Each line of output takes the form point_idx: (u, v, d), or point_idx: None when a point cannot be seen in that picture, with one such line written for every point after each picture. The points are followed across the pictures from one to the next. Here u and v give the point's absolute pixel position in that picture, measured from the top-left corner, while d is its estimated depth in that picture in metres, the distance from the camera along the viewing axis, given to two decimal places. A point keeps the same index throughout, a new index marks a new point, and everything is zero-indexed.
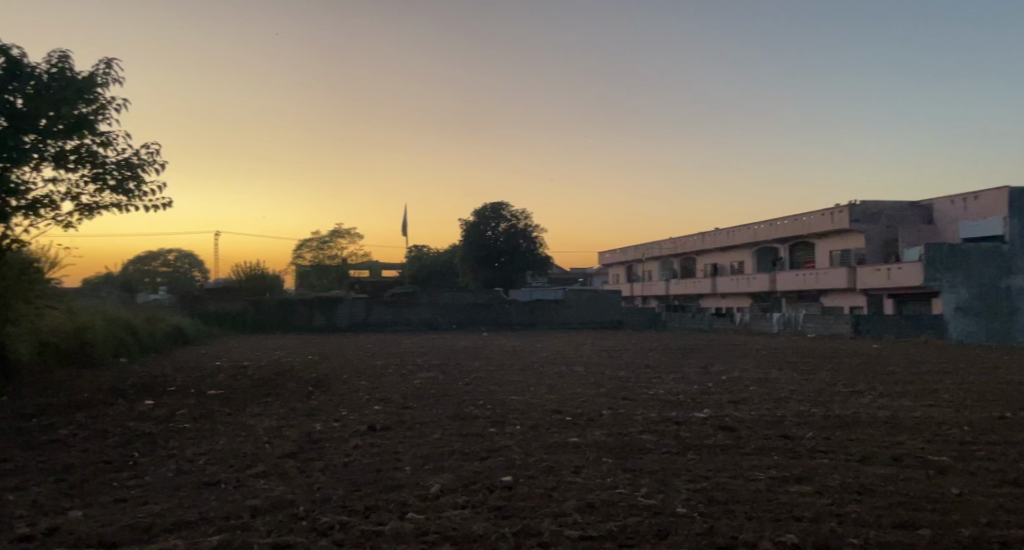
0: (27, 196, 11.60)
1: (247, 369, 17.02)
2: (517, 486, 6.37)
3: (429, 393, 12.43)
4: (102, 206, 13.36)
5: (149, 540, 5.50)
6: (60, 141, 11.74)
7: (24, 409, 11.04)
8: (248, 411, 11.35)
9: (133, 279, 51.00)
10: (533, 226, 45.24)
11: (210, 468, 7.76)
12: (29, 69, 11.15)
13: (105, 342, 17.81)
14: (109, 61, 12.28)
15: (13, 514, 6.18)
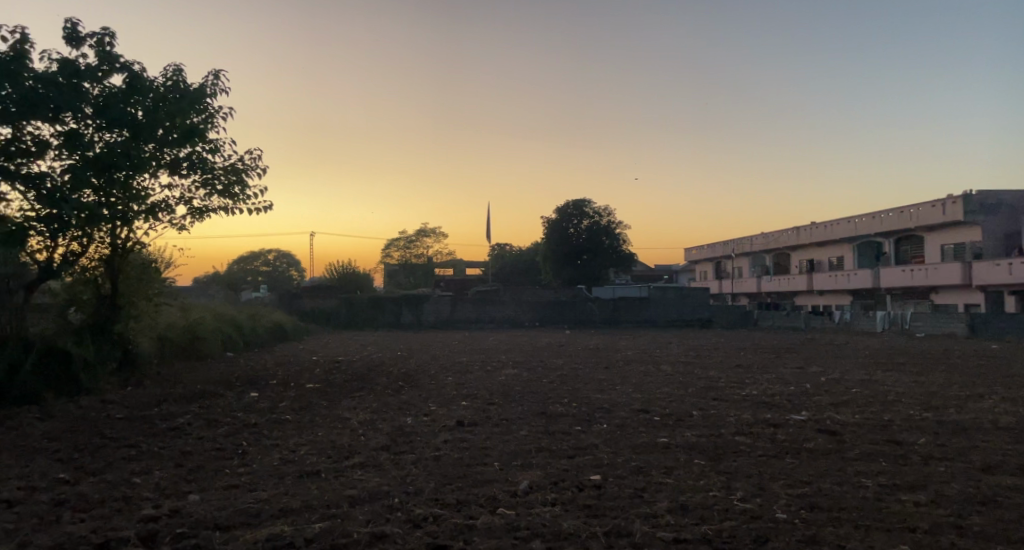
0: (146, 201, 12.48)
1: (341, 364, 17.66)
2: (607, 485, 6.34)
3: (515, 390, 12.54)
4: (211, 209, 14.20)
5: (260, 524, 5.83)
6: (174, 150, 12.57)
7: (146, 399, 11.89)
8: (343, 404, 11.80)
9: (235, 278, 53.89)
10: (617, 222, 44.75)
11: (311, 458, 8.14)
12: (149, 82, 12.00)
13: (214, 336, 18.94)
14: (217, 73, 13.08)
15: (140, 497, 6.68)
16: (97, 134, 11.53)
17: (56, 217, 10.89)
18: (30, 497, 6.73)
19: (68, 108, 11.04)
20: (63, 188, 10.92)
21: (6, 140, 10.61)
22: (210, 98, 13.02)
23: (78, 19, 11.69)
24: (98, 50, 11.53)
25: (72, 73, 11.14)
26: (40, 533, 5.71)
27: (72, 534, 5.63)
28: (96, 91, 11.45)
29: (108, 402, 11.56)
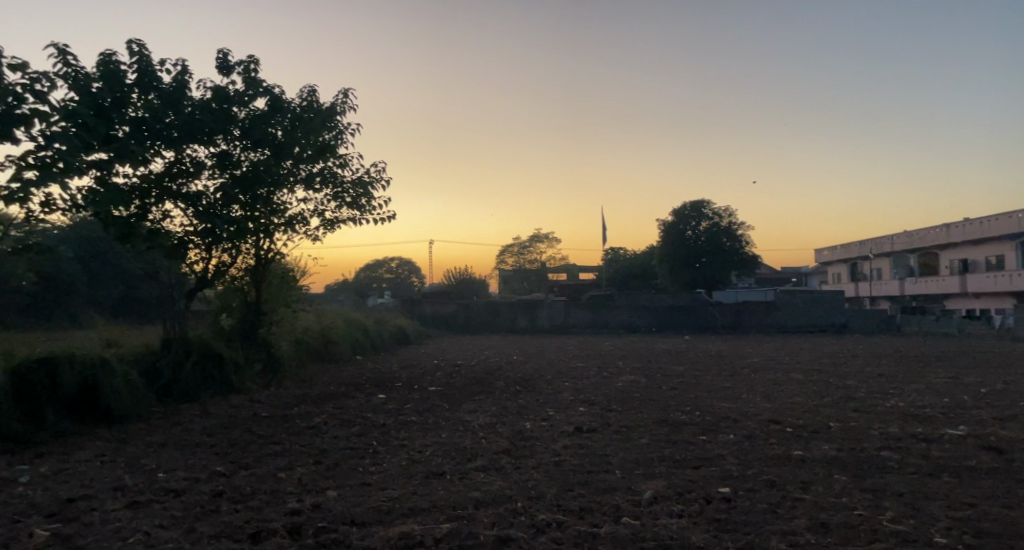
0: (285, 214, 13.38)
1: (461, 367, 18.13)
2: (737, 499, 6.10)
3: (633, 397, 12.37)
4: (341, 220, 15.00)
5: (392, 522, 6.07)
6: (308, 165, 13.39)
7: (286, 399, 12.71)
8: (464, 407, 12.09)
9: (360, 283, 56.65)
10: (738, 223, 43.09)
11: (436, 460, 8.38)
12: (287, 103, 12.87)
13: (343, 339, 19.99)
14: (347, 92, 13.82)
15: (285, 491, 7.13)
16: (243, 154, 12.49)
17: (210, 231, 11.90)
18: (192, 487, 7.35)
19: (219, 131, 12.02)
20: (216, 204, 11.90)
21: (169, 163, 11.74)
22: (340, 115, 13.77)
23: (229, 48, 12.73)
24: (244, 76, 12.49)
25: (223, 99, 12.13)
26: (202, 522, 6.22)
27: (229, 524, 6.09)
28: (243, 114, 12.39)
29: (254, 400, 12.45)
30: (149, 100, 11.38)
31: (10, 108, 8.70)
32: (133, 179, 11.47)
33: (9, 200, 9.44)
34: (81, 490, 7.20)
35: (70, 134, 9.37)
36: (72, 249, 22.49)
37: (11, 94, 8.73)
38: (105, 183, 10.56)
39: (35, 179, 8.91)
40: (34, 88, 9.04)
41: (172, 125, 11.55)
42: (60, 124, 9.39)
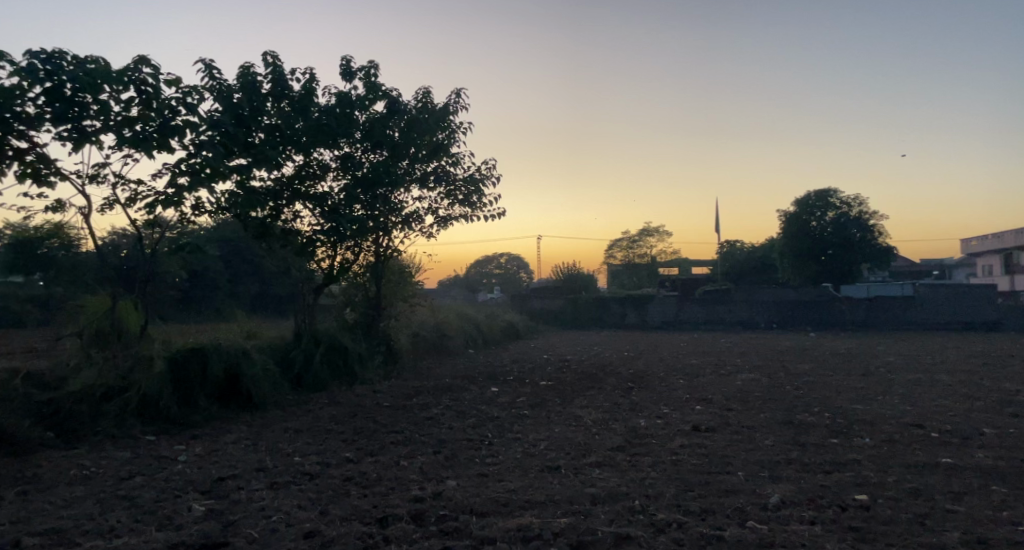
0: (402, 213, 13.87)
1: (571, 363, 18.12)
2: (877, 507, 5.71)
3: (753, 396, 11.88)
4: (454, 217, 15.32)
5: (511, 514, 6.13)
6: (422, 165, 13.80)
7: (404, 390, 13.16)
8: (576, 402, 12.04)
9: (472, 278, 57.91)
10: (870, 212, 40.37)
11: (551, 454, 8.39)
12: (404, 105, 13.31)
13: (457, 333, 20.48)
14: (459, 92, 14.11)
15: (408, 478, 7.37)
16: (364, 155, 13.05)
17: (334, 230, 12.55)
18: (324, 471, 7.75)
19: (343, 135, 12.64)
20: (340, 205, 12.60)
21: (299, 166, 12.46)
22: (453, 115, 14.07)
23: (351, 56, 13.35)
24: (365, 82, 13.03)
25: (346, 104, 12.72)
26: (335, 504, 6.54)
27: (358, 508, 6.38)
28: (364, 117, 12.93)
29: (376, 391, 12.98)
30: (282, 107, 12.12)
31: (166, 119, 9.52)
32: (267, 182, 12.26)
33: (165, 204, 10.32)
34: (229, 470, 7.76)
35: (215, 142, 10.12)
36: (215, 249, 24.34)
37: (167, 107, 9.56)
38: (244, 187, 11.35)
39: (186, 184, 9.71)
40: (186, 100, 9.84)
41: (301, 130, 12.24)
42: (207, 133, 10.18)
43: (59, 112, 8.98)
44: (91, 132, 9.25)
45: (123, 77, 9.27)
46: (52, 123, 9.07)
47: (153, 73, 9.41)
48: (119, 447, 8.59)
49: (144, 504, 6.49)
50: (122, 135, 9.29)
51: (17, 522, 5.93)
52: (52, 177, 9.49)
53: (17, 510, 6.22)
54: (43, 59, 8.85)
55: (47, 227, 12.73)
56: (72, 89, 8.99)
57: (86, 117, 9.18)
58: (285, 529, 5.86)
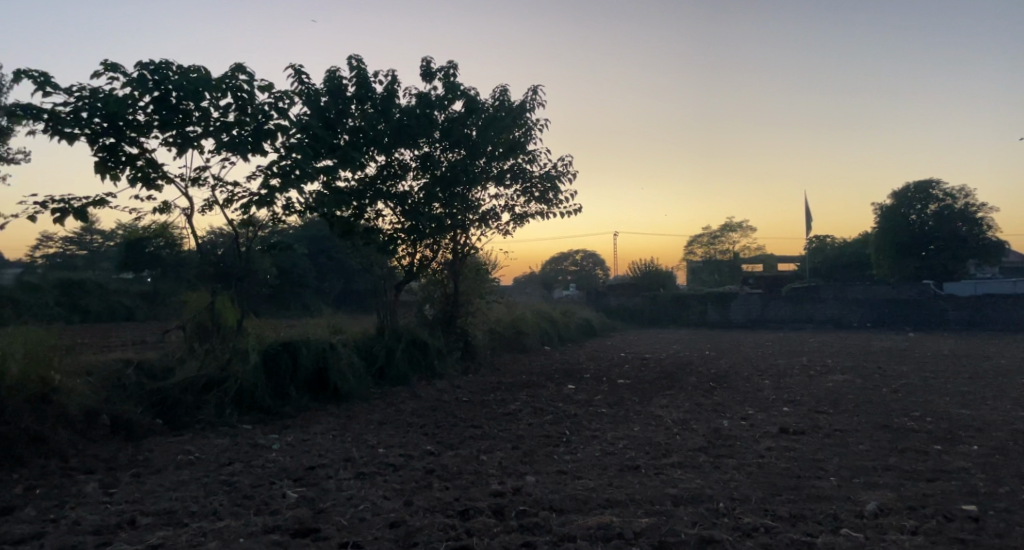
0: (479, 210, 13.98)
1: (650, 361, 17.89)
2: (987, 520, 5.36)
3: (845, 398, 11.39)
4: (530, 214, 15.34)
5: (590, 512, 6.08)
6: (500, 163, 13.87)
7: (482, 385, 13.28)
8: (656, 401, 11.85)
9: (548, 275, 58.04)
10: (977, 204, 37.87)
11: (631, 453, 8.28)
12: (482, 104, 13.43)
13: (534, 330, 20.53)
14: (536, 88, 14.10)
15: (488, 473, 7.44)
16: (443, 154, 13.26)
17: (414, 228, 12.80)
18: (407, 463, 7.92)
19: (423, 134, 12.87)
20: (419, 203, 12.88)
21: (381, 166, 12.79)
22: (530, 112, 14.08)
23: (431, 57, 13.59)
24: (444, 82, 13.23)
25: (426, 104, 12.94)
26: (419, 495, 6.67)
27: (441, 500, 6.49)
28: (443, 117, 13.12)
29: (455, 386, 13.17)
30: (365, 109, 12.45)
31: (260, 124, 9.94)
32: (352, 182, 12.62)
33: (259, 205, 10.78)
34: (318, 459, 8.05)
35: (304, 144, 10.50)
36: (304, 246, 25.30)
37: (260, 112, 9.98)
38: (330, 187, 11.72)
39: (277, 185, 10.11)
40: (278, 105, 10.26)
41: (384, 131, 12.54)
42: (296, 136, 10.57)
43: (165, 119, 9.52)
44: (193, 137, 9.76)
45: (222, 84, 9.74)
46: (159, 130, 9.62)
47: (248, 79, 9.85)
48: (217, 434, 9.05)
49: (241, 490, 6.81)
50: (220, 139, 9.76)
51: (130, 502, 6.33)
52: (159, 180, 10.07)
53: (130, 491, 6.64)
54: (152, 70, 9.41)
55: (154, 227, 13.52)
56: (177, 97, 9.51)
57: (189, 123, 9.69)
58: (371, 518, 6.03)
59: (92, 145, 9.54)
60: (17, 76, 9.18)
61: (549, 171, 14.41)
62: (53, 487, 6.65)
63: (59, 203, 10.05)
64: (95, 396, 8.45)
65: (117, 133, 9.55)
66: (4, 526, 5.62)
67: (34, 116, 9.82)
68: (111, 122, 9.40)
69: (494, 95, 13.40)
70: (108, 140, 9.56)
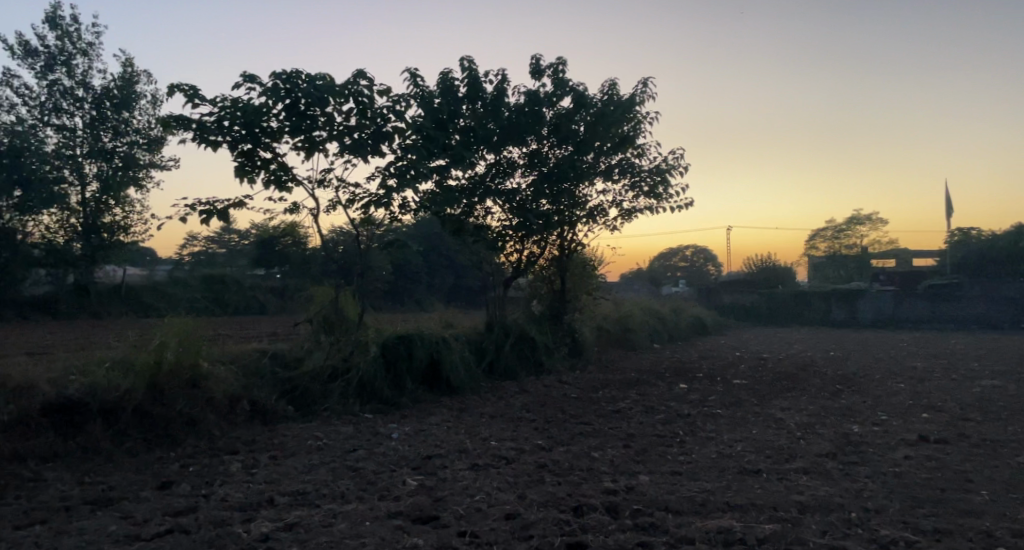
0: (587, 206, 13.89)
1: (768, 361, 17.14)
2: None
3: (993, 406, 10.44)
4: (639, 209, 15.08)
5: (709, 515, 5.91)
6: (609, 158, 13.71)
7: (592, 382, 13.20)
8: (776, 403, 11.35)
9: (659, 271, 56.82)
10: None
11: (751, 456, 7.98)
12: (590, 99, 13.32)
13: (643, 327, 20.18)
14: (645, 80, 13.83)
15: (601, 470, 7.39)
16: (552, 151, 13.28)
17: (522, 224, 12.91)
18: (520, 457, 8.01)
19: (531, 131, 12.96)
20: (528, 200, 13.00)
21: (490, 164, 13.02)
22: (639, 105, 13.83)
23: (541, 54, 13.64)
24: (554, 78, 13.23)
25: (535, 101, 13.01)
26: (533, 489, 6.73)
27: (554, 495, 6.51)
28: (551, 114, 13.14)
29: (563, 382, 13.18)
30: (476, 109, 12.71)
31: (379, 127, 10.35)
32: (462, 180, 12.95)
33: (377, 205, 11.23)
34: (435, 448, 8.29)
35: (419, 145, 10.84)
36: (418, 243, 26.05)
37: (379, 116, 10.37)
38: (441, 186, 12.04)
39: (394, 185, 10.48)
40: (395, 108, 10.64)
41: (494, 130, 12.75)
42: (411, 137, 10.93)
43: (295, 125, 10.10)
44: (319, 141, 10.28)
45: (344, 90, 10.20)
46: (290, 135, 10.22)
47: (368, 84, 10.28)
48: (341, 422, 9.51)
49: (366, 475, 7.13)
50: (342, 143, 10.23)
51: (267, 482, 6.77)
52: (290, 183, 10.69)
53: (267, 472, 7.11)
54: (284, 79, 9.99)
55: (283, 227, 14.40)
56: (305, 104, 10.05)
57: (315, 128, 10.23)
58: (487, 509, 6.14)
59: (233, 151, 10.27)
60: (170, 89, 10.03)
61: (659, 163, 14.05)
62: (202, 465, 7.22)
63: (204, 205, 10.90)
64: (236, 383, 9.10)
65: (254, 140, 10.22)
66: (165, 499, 6.17)
67: (184, 126, 10.69)
68: (249, 129, 10.07)
69: (606, 90, 13.30)
70: (245, 146, 10.25)
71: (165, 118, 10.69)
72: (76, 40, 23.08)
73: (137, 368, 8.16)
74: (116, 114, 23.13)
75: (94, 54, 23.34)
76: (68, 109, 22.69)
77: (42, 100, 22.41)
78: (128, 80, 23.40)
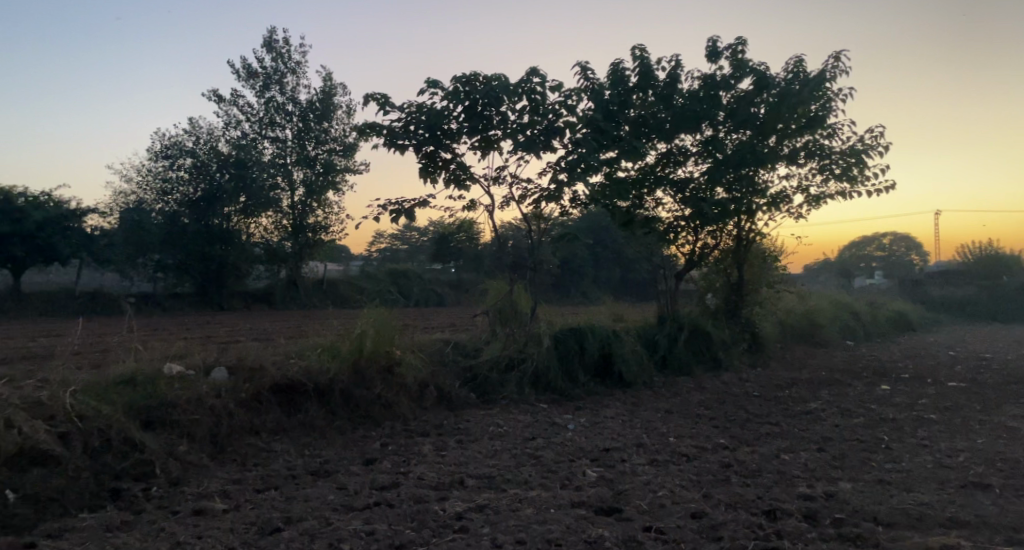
0: (768, 193, 13.15)
1: (990, 362, 15.20)
2: None
3: None
4: (829, 195, 14.00)
5: (929, 531, 5.36)
6: (794, 140, 12.85)
7: (778, 380, 12.49)
8: (1003, 411, 10.03)
9: (851, 262, 52.38)
10: None
11: (974, 468, 7.13)
12: (773, 79, 12.56)
13: (833, 323, 18.74)
14: (837, 54, 12.79)
15: (794, 474, 6.97)
16: (729, 136, 12.73)
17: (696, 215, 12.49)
18: (702, 455, 7.78)
19: (706, 117, 12.49)
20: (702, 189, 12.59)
21: (662, 154, 12.79)
22: (829, 81, 12.80)
23: (718, 36, 13.09)
24: (732, 60, 12.63)
25: (711, 86, 12.52)
26: (719, 489, 6.52)
27: (743, 496, 6.26)
28: (729, 97, 12.55)
29: (745, 379, 12.61)
30: (647, 98, 12.48)
31: (551, 122, 10.51)
32: (632, 171, 12.85)
33: (549, 200, 11.40)
34: (613, 442, 8.28)
35: (589, 139, 10.85)
36: (590, 236, 26.12)
37: (551, 112, 10.54)
38: (611, 178, 12.01)
39: (565, 180, 10.59)
40: (566, 103, 10.74)
41: (666, 118, 12.47)
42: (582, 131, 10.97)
43: (473, 126, 10.52)
44: (495, 140, 10.62)
45: (518, 89, 10.46)
46: (467, 136, 10.66)
47: (541, 82, 10.46)
48: (520, 411, 9.80)
49: (547, 464, 7.28)
50: (516, 140, 10.49)
51: (457, 464, 7.14)
52: (468, 182, 11.16)
53: (455, 454, 7.50)
54: (463, 82, 10.43)
55: (461, 223, 15.09)
56: (482, 104, 10.44)
57: (491, 127, 10.57)
58: (673, 506, 6.03)
59: (417, 154, 10.90)
60: (365, 99, 10.85)
61: (852, 144, 12.94)
62: (398, 445, 7.77)
63: (393, 206, 11.69)
64: (424, 371, 9.69)
65: (435, 142, 10.78)
66: (370, 474, 6.72)
67: (375, 132, 11.51)
68: (431, 132, 10.64)
69: (793, 70, 12.51)
70: (428, 148, 10.83)
71: (360, 126, 11.58)
72: (287, 60, 25.67)
73: (342, 353, 8.96)
74: (318, 125, 25.51)
75: (301, 71, 25.81)
76: (281, 123, 25.34)
77: (260, 116, 25.22)
78: (328, 93, 25.68)
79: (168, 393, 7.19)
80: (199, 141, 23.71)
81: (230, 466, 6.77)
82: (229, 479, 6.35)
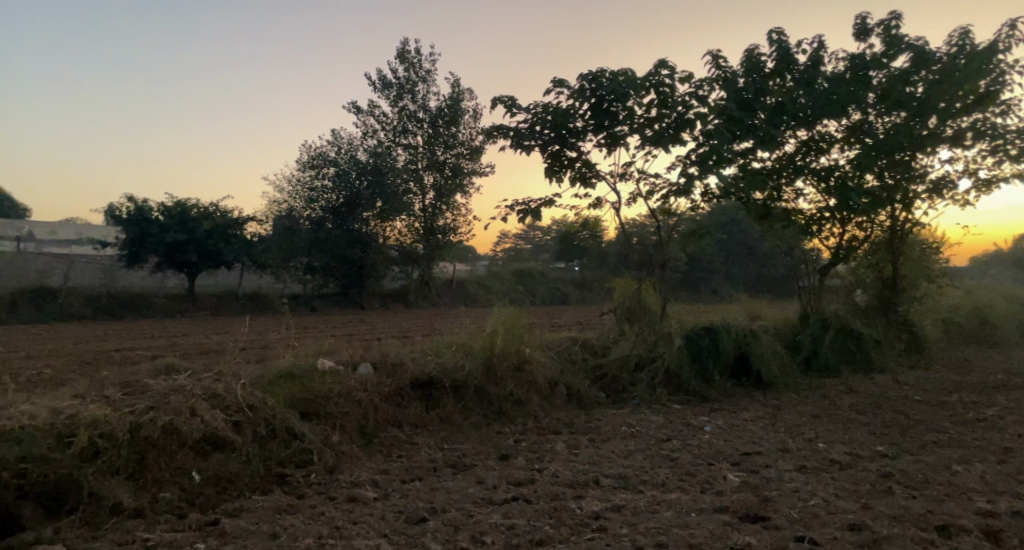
0: (927, 179, 12.06)
1: None
2: None
3: None
4: (1002, 178, 12.63)
5: None
6: (958, 120, 11.70)
7: (943, 384, 11.38)
8: None
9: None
10: None
11: None
12: (932, 55, 11.49)
13: (1006, 320, 16.87)
14: (1013, 22, 11.49)
15: (969, 487, 6.30)
16: (879, 119, 11.80)
17: (842, 205, 11.68)
18: (857, 462, 7.22)
19: (853, 100, 11.61)
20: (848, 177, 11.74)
21: (801, 142, 12.03)
22: (1002, 53, 11.54)
23: (867, 12, 12.16)
24: (884, 37, 11.66)
25: (859, 66, 11.64)
26: (880, 500, 6.02)
27: (909, 509, 5.73)
28: (880, 77, 11.62)
29: (903, 382, 11.60)
30: (785, 84, 11.77)
31: (680, 114, 10.17)
32: (768, 161, 12.19)
33: (679, 194, 11.05)
34: (755, 446, 7.87)
35: (721, 130, 10.41)
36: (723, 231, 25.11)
37: (680, 104, 10.19)
38: (746, 169, 11.47)
39: (696, 173, 10.22)
40: (697, 93, 10.36)
41: (806, 104, 11.73)
42: (714, 121, 10.55)
43: (599, 123, 10.39)
44: (622, 136, 10.42)
45: (646, 83, 10.18)
46: (593, 133, 10.53)
47: (670, 73, 10.14)
48: (653, 411, 9.56)
49: (685, 466, 7.02)
50: (644, 135, 10.25)
51: (591, 463, 7.05)
52: (594, 179, 11.03)
53: (589, 453, 7.41)
54: (590, 79, 10.31)
55: (589, 221, 14.94)
56: (609, 100, 10.27)
57: (617, 123, 10.39)
58: (827, 517, 5.62)
59: (543, 153, 10.90)
60: (492, 103, 11.00)
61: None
62: (532, 442, 7.79)
63: (520, 206, 11.77)
64: (554, 369, 9.69)
65: (561, 140, 10.73)
66: (507, 469, 6.77)
67: (501, 133, 11.63)
68: (556, 131, 10.60)
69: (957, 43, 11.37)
70: (554, 147, 10.81)
71: (487, 128, 11.74)
72: (418, 70, 26.64)
73: (474, 351, 9.12)
74: (447, 131, 26.53)
75: (431, 79, 26.72)
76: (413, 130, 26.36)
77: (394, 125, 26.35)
78: (456, 99, 26.44)
79: (318, 387, 7.63)
80: (340, 151, 25.05)
81: (375, 457, 7.06)
82: (375, 470, 6.62)
